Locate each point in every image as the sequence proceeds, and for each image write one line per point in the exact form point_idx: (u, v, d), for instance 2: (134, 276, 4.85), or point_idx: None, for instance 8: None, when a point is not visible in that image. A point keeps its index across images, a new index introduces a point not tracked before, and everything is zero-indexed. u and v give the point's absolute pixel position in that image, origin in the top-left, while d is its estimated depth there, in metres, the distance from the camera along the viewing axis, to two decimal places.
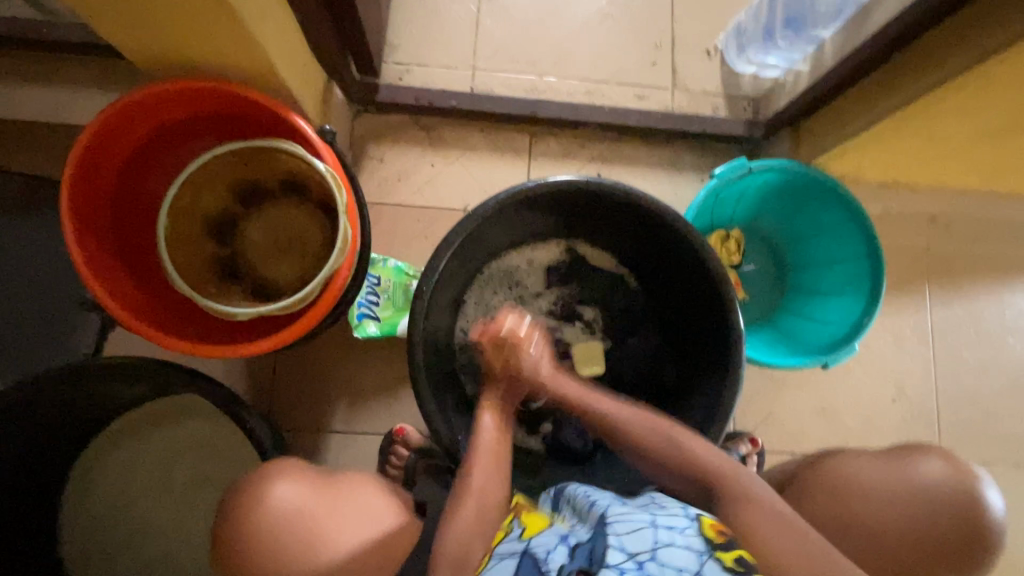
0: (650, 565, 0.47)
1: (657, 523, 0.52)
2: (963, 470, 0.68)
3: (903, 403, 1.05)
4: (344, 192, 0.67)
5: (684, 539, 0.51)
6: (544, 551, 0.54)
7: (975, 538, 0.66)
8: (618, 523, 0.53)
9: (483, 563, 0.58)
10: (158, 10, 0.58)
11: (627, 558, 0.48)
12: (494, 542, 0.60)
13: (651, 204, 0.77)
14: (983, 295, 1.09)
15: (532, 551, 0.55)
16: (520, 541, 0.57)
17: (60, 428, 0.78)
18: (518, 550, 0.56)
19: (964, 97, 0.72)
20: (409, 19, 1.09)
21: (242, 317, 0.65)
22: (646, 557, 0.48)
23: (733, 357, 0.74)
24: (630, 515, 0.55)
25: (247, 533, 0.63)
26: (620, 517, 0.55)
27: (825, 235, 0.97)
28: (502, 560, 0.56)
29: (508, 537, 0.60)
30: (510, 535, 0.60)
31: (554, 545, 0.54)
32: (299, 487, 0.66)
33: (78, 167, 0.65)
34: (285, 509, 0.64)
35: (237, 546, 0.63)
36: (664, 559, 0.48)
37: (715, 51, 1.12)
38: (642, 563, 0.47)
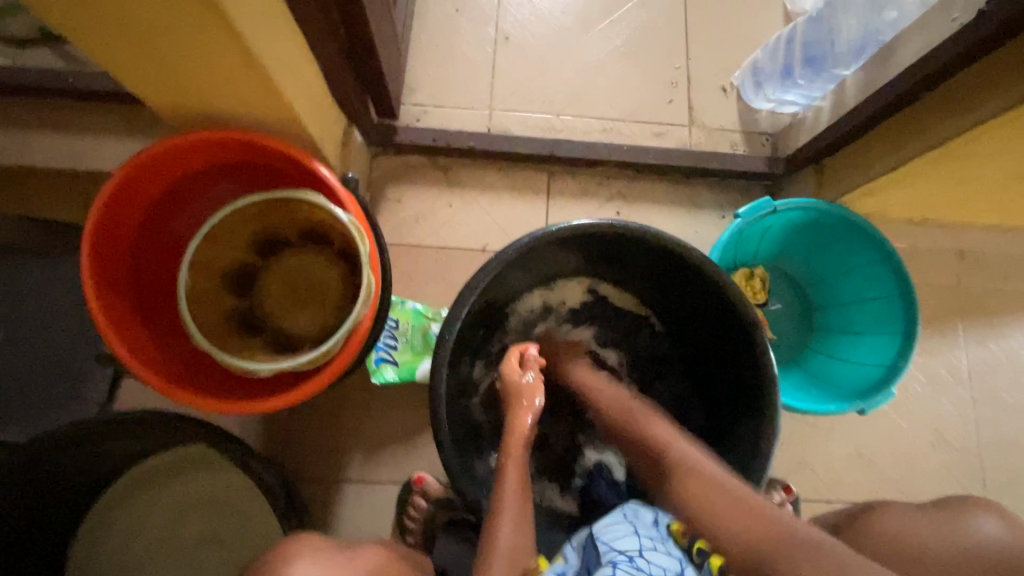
0: (639, 561, 0.54)
1: (637, 530, 0.59)
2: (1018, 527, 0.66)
3: (943, 447, 1.00)
4: (367, 243, 0.65)
5: (661, 544, 0.58)
6: None
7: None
8: (605, 533, 0.59)
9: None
10: (184, 64, 0.59)
11: (618, 552, 0.55)
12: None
13: (677, 246, 0.75)
14: (1019, 332, 1.05)
15: None
16: None
17: (71, 483, 0.76)
18: None
19: (998, 137, 0.70)
20: (426, 62, 1.10)
21: (261, 373, 0.63)
22: (635, 553, 0.55)
23: (768, 405, 0.71)
24: (612, 524, 0.60)
25: None
26: (604, 529, 0.60)
27: (852, 274, 0.95)
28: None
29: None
30: None
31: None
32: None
33: (98, 222, 0.64)
34: None
35: None
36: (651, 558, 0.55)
37: (732, 88, 1.12)
38: (631, 557, 0.54)
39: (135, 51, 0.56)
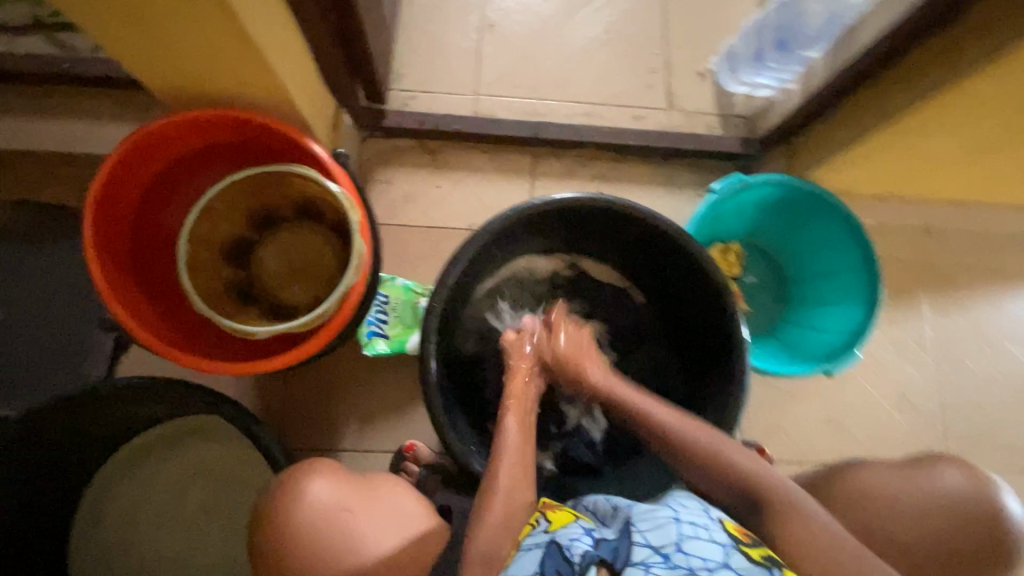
0: (676, 556, 0.48)
1: (679, 516, 0.53)
2: (986, 481, 0.61)
3: (909, 410, 1.06)
4: (357, 213, 0.69)
5: (707, 533, 0.51)
6: (569, 538, 0.55)
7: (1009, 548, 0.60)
8: (642, 521, 0.54)
9: (511, 557, 0.57)
10: (180, 44, 0.62)
11: (653, 552, 0.49)
12: (521, 536, 0.60)
13: (654, 219, 0.79)
14: (980, 303, 1.11)
15: (557, 539, 0.55)
16: (545, 533, 0.57)
17: (76, 450, 0.79)
18: (543, 541, 0.56)
19: (949, 107, 0.75)
20: (414, 49, 1.13)
21: (259, 336, 0.67)
22: (671, 549, 0.49)
23: (738, 365, 0.76)
24: (652, 511, 0.55)
25: (281, 526, 0.62)
26: (643, 514, 0.55)
27: (823, 248, 1.00)
28: (529, 552, 0.56)
29: (536, 530, 0.59)
30: (536, 527, 0.60)
31: (580, 535, 0.55)
32: (330, 484, 0.64)
33: (100, 196, 0.67)
34: (318, 508, 0.62)
35: (269, 532, 0.62)
36: (690, 550, 0.48)
37: (708, 73, 1.17)
38: (668, 556, 0.48)
39: (134, 31, 0.59)
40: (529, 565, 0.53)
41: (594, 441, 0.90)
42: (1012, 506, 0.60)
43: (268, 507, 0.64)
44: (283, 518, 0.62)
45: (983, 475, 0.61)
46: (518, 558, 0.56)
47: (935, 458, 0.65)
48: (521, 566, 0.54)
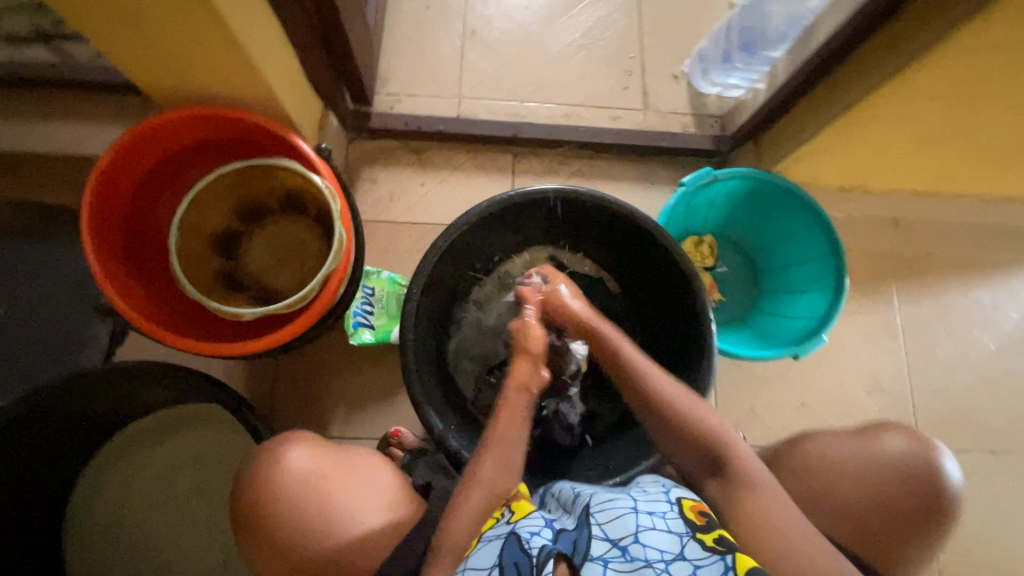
0: (633, 548, 0.53)
1: (636, 508, 0.59)
2: (922, 445, 0.71)
3: (878, 395, 1.09)
4: (338, 202, 0.73)
5: (663, 522, 0.57)
6: (529, 530, 0.57)
7: (933, 502, 0.68)
8: (600, 513, 0.59)
9: (472, 547, 0.60)
10: (170, 45, 0.66)
11: (611, 545, 0.54)
12: (483, 527, 0.62)
13: (623, 209, 0.83)
14: (947, 292, 1.15)
15: (518, 530, 0.58)
16: (507, 524, 0.60)
17: (71, 435, 0.82)
18: (504, 532, 0.59)
19: (897, 100, 0.80)
20: (399, 55, 1.18)
21: (246, 318, 0.71)
22: (628, 542, 0.54)
23: (704, 346, 0.80)
24: (610, 502, 0.61)
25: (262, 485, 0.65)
26: (601, 506, 0.60)
27: (791, 238, 1.04)
28: (490, 543, 0.58)
29: (500, 522, 0.62)
30: (501, 519, 0.62)
31: (539, 528, 0.58)
32: (310, 453, 0.67)
33: (96, 189, 0.71)
34: (299, 473, 0.65)
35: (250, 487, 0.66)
36: (646, 541, 0.54)
37: (682, 75, 1.22)
38: (624, 548, 0.53)
39: (127, 33, 0.64)
40: (489, 557, 0.56)
41: (571, 423, 0.93)
42: (950, 470, 0.69)
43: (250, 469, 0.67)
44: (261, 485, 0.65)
45: (922, 439, 0.71)
46: (480, 548, 0.58)
47: (880, 426, 0.74)
48: (483, 556, 0.56)
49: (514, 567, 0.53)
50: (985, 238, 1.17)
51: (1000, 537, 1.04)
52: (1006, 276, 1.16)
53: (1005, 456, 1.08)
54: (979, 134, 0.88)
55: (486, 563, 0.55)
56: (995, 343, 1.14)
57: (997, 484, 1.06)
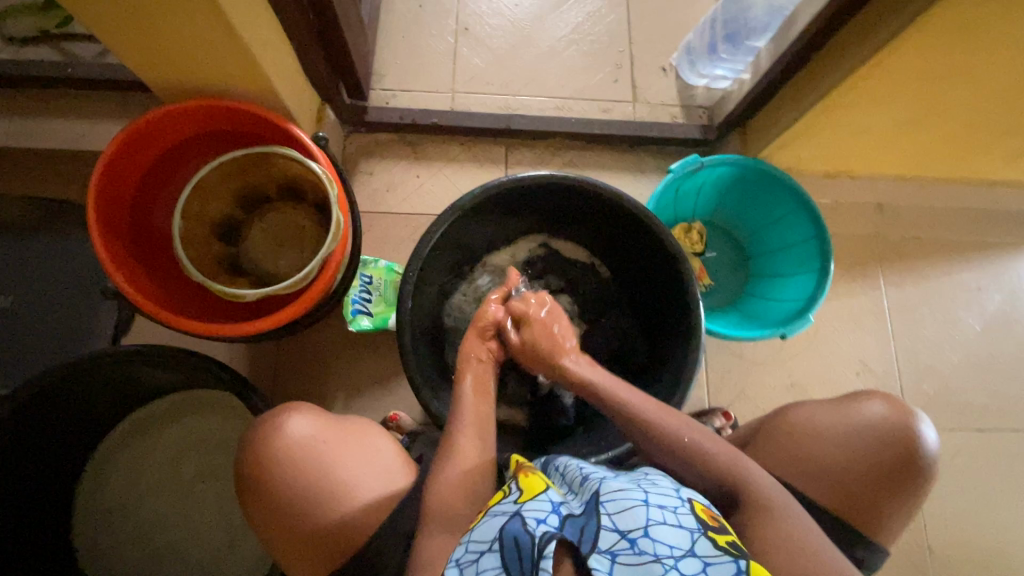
0: (642, 542, 0.50)
1: (647, 500, 0.56)
2: (900, 410, 0.73)
3: (867, 375, 1.12)
4: (335, 187, 0.76)
5: (675, 518, 0.54)
6: (535, 517, 0.55)
7: (908, 462, 0.71)
8: (610, 502, 0.56)
9: (478, 521, 0.59)
10: (173, 39, 0.69)
11: (620, 537, 0.51)
12: (492, 502, 0.61)
13: (612, 193, 0.86)
14: (933, 274, 1.18)
15: (523, 513, 0.56)
16: (513, 503, 0.58)
17: (80, 419, 0.84)
18: (509, 511, 0.57)
19: (874, 83, 0.83)
20: (393, 52, 1.21)
21: (248, 298, 0.74)
22: (638, 535, 0.51)
23: (693, 324, 0.82)
24: (622, 491, 0.57)
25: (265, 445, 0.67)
26: (611, 494, 0.57)
27: (779, 223, 1.06)
28: (495, 517, 0.57)
29: (507, 498, 0.61)
30: (506, 496, 0.61)
31: (545, 514, 0.55)
32: (312, 420, 0.69)
33: (102, 178, 0.74)
34: (300, 437, 0.67)
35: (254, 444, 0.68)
36: (656, 536, 0.51)
37: (671, 68, 1.25)
38: (634, 540, 0.50)
39: (130, 28, 0.66)
40: (492, 531, 0.55)
41: (565, 406, 0.96)
42: (926, 434, 0.72)
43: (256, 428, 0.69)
44: (261, 447, 0.67)
45: (898, 404, 0.73)
46: (485, 521, 0.58)
47: (861, 393, 0.76)
48: (487, 530, 0.56)
49: (516, 544, 0.51)
50: (967, 222, 1.20)
51: (989, 512, 1.06)
52: (990, 259, 1.19)
53: (992, 433, 1.10)
54: (956, 116, 0.91)
55: (487, 538, 0.54)
56: (981, 324, 1.16)
57: (984, 460, 1.09)
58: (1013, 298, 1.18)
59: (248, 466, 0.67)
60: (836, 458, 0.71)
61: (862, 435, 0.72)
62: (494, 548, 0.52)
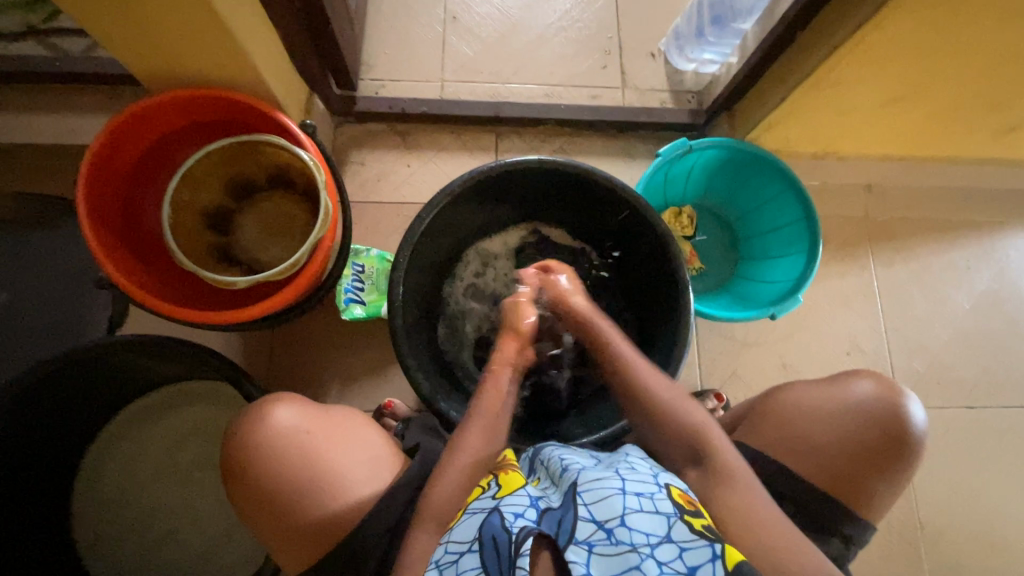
0: (619, 532, 0.53)
1: (624, 489, 0.57)
2: (889, 388, 0.75)
3: (857, 355, 1.13)
4: (323, 173, 0.76)
5: (651, 504, 0.56)
6: (513, 512, 0.58)
7: (898, 439, 0.72)
8: (587, 492, 0.58)
9: (458, 519, 0.63)
10: (159, 29, 0.69)
11: (597, 528, 0.53)
12: (471, 499, 0.65)
13: (600, 176, 0.86)
14: (922, 254, 1.19)
15: (502, 509, 0.59)
16: (492, 499, 0.62)
17: (77, 410, 0.85)
18: (488, 508, 0.61)
19: (858, 62, 0.83)
20: (382, 42, 1.21)
21: (240, 286, 0.74)
22: (615, 525, 0.53)
23: (681, 304, 0.83)
24: (599, 481, 0.59)
25: (252, 438, 0.67)
26: (589, 484, 0.59)
27: (767, 206, 1.07)
28: (474, 515, 0.61)
29: (485, 494, 0.65)
30: (486, 492, 0.65)
31: (523, 509, 0.58)
32: (300, 412, 0.69)
33: (91, 168, 0.74)
34: (286, 431, 0.67)
35: (242, 433, 0.68)
36: (633, 525, 0.53)
37: (659, 53, 1.25)
38: (611, 531, 0.53)
39: (115, 18, 0.66)
40: (472, 530, 0.59)
41: (558, 389, 0.97)
42: (913, 412, 0.73)
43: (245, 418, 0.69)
44: (250, 437, 0.67)
45: (888, 383, 0.75)
46: (465, 520, 0.62)
47: (851, 373, 0.78)
48: (468, 528, 0.59)
49: (494, 544, 0.54)
50: (954, 201, 1.21)
51: (979, 487, 1.07)
52: (978, 237, 1.20)
53: (981, 410, 1.11)
54: (940, 94, 0.91)
55: (467, 537, 0.58)
56: (970, 303, 1.17)
57: (973, 436, 1.10)
58: (1002, 276, 1.19)
59: (234, 456, 0.68)
60: (828, 438, 0.72)
61: (853, 414, 0.73)
62: (474, 546, 0.56)
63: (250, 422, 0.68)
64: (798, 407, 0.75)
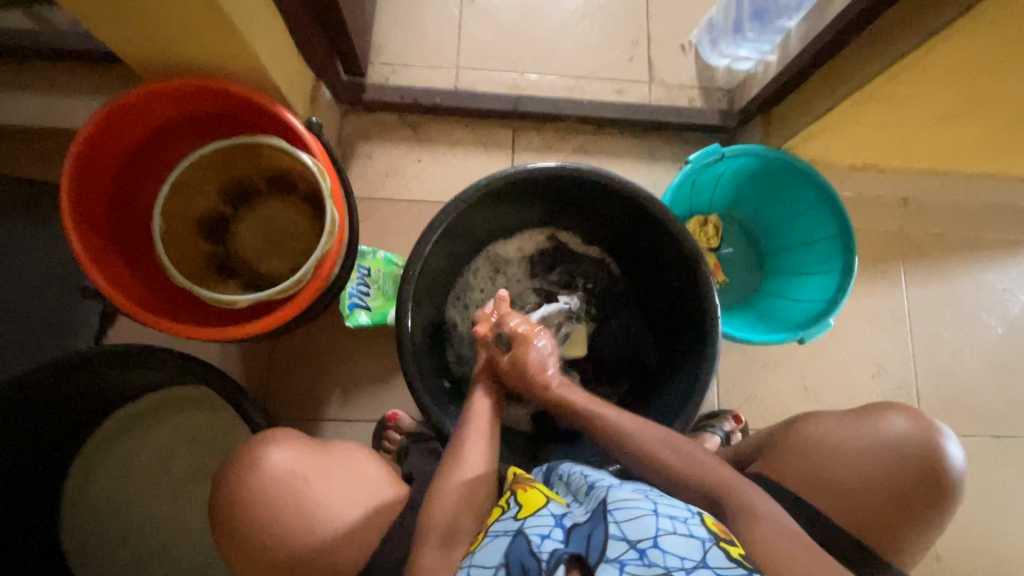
0: (652, 553, 0.48)
1: (658, 511, 0.53)
2: (923, 423, 0.71)
3: (882, 378, 1.08)
4: (328, 180, 0.71)
5: (686, 528, 0.52)
6: (539, 534, 0.53)
7: (928, 481, 0.68)
8: (618, 511, 0.54)
9: (478, 542, 0.57)
10: (146, 9, 0.61)
11: (628, 547, 0.49)
12: (490, 520, 0.60)
13: (628, 187, 0.80)
14: (956, 273, 1.13)
15: (527, 531, 0.54)
16: (515, 520, 0.57)
17: (63, 417, 0.81)
18: (512, 529, 0.55)
19: (919, 75, 0.76)
20: (393, 24, 1.13)
21: (239, 304, 0.70)
22: (647, 545, 0.49)
23: (709, 330, 0.77)
24: (630, 501, 0.55)
25: (246, 472, 0.63)
26: (620, 503, 0.55)
27: (798, 220, 1.01)
28: (496, 539, 0.56)
29: (505, 515, 0.59)
30: (506, 513, 0.60)
31: (549, 529, 0.53)
32: (298, 455, 0.65)
33: (75, 167, 0.68)
34: (282, 473, 0.63)
35: (242, 460, 0.65)
36: (668, 547, 0.48)
37: (690, 46, 1.16)
38: (642, 551, 0.48)
39: None
40: (496, 556, 0.53)
41: None
42: (952, 452, 0.69)
43: (252, 446, 0.66)
44: (243, 472, 0.64)
45: (923, 419, 0.71)
46: (486, 545, 0.56)
47: (882, 406, 0.73)
48: (492, 552, 0.54)
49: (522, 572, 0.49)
50: (995, 218, 1.14)
51: (1000, 519, 1.04)
52: (1017, 257, 1.14)
53: (1008, 440, 1.07)
54: (1000, 108, 0.84)
55: (492, 563, 0.52)
56: (1003, 326, 1.12)
57: (999, 467, 1.06)
58: None
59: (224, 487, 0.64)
60: (852, 476, 0.68)
61: (880, 452, 0.69)
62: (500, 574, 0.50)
63: (245, 446, 0.66)
64: (827, 449, 0.70)
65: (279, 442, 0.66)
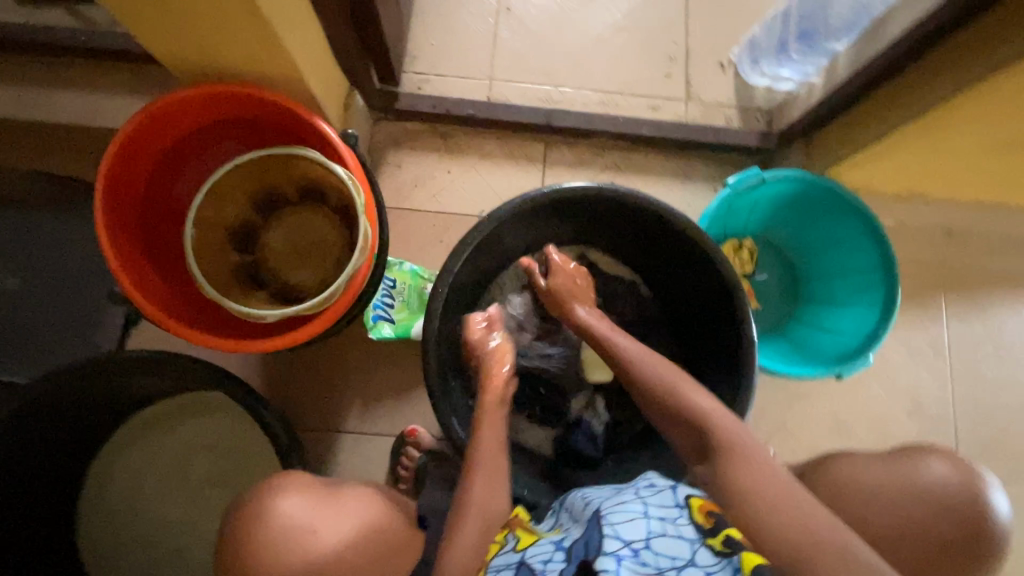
0: (646, 553, 0.47)
1: (648, 512, 0.52)
2: (966, 471, 0.64)
3: (919, 416, 1.04)
4: (362, 196, 0.69)
5: (676, 528, 0.50)
6: (540, 560, 0.52)
7: (974, 537, 0.62)
8: (613, 514, 0.52)
9: None
10: (189, 16, 0.60)
11: (624, 544, 0.48)
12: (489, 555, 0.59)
13: (666, 211, 0.78)
14: (1001, 309, 1.08)
15: (527, 561, 0.53)
16: (515, 552, 0.56)
17: (83, 420, 0.80)
18: (513, 562, 0.54)
19: (976, 108, 0.73)
20: (428, 32, 1.11)
21: (267, 319, 0.69)
22: (642, 545, 0.48)
23: (745, 362, 0.74)
24: (621, 505, 0.54)
25: (263, 525, 0.60)
26: (613, 508, 0.54)
27: (837, 248, 0.97)
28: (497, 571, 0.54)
29: (503, 549, 0.58)
30: (504, 545, 0.59)
31: (550, 554, 0.53)
32: (313, 501, 0.63)
33: (110, 171, 0.67)
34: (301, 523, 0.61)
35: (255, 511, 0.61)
36: (659, 548, 0.48)
37: (730, 64, 1.13)
38: (638, 550, 0.47)
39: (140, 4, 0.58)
40: None
41: (595, 434, 0.90)
42: (998, 502, 0.63)
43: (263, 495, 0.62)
44: (257, 522, 0.60)
45: (965, 466, 0.64)
46: None
47: (919, 452, 0.67)
48: None
49: None
50: None
51: None
52: None
53: None
54: None
55: None
56: None
57: None
58: None
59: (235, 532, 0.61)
60: (889, 525, 0.64)
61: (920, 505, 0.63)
62: None
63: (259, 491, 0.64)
64: (866, 496, 0.66)
65: (292, 490, 0.63)
